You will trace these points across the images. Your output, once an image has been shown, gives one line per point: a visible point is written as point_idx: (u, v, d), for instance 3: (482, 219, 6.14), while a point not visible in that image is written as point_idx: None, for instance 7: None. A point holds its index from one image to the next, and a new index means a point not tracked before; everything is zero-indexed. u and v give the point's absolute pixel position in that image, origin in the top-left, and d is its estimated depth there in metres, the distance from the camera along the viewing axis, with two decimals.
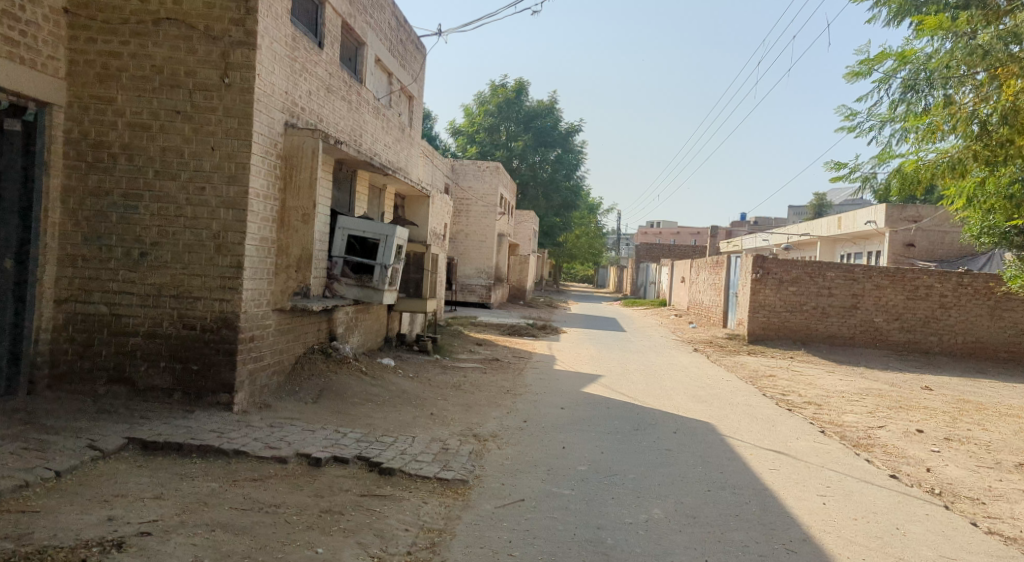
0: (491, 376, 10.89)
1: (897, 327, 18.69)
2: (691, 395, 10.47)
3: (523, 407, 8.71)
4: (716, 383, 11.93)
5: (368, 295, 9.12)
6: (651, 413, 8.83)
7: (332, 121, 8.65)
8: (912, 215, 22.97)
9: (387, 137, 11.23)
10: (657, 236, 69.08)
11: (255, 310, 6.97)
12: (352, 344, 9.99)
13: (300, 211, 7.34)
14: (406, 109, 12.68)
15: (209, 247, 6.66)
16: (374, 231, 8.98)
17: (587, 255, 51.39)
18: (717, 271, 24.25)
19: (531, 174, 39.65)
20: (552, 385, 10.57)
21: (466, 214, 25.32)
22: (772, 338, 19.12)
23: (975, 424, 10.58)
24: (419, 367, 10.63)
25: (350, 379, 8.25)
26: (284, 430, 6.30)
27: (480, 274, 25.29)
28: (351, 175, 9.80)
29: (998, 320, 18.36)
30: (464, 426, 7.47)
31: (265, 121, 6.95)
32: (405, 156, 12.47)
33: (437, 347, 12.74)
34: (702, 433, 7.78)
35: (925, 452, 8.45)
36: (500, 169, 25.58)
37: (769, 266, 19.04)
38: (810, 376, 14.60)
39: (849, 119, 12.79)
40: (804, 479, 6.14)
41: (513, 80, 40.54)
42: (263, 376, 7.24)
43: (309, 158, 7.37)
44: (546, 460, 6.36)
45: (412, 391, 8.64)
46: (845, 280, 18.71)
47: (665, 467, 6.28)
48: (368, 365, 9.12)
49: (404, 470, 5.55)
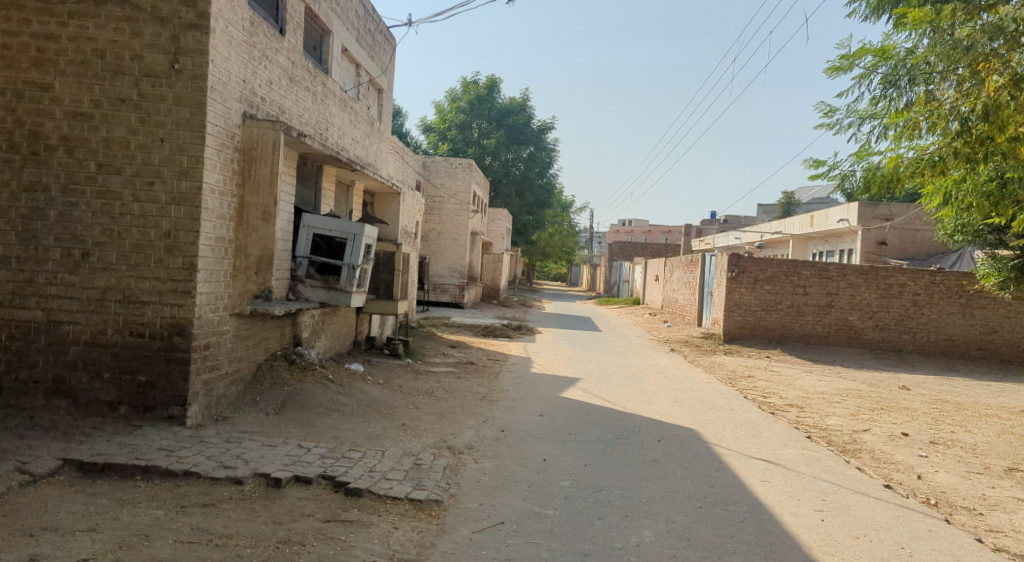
0: (465, 380, 10.46)
1: (871, 326, 18.60)
2: (672, 399, 10.14)
3: (499, 415, 8.29)
4: (695, 386, 11.61)
5: (334, 297, 8.59)
6: (633, 419, 8.48)
7: (295, 112, 8.15)
8: (884, 213, 23.00)
9: (355, 131, 10.74)
10: (629, 234, 69.09)
11: (210, 315, 6.46)
12: (318, 349, 9.50)
13: (260, 209, 6.84)
14: (375, 103, 12.18)
15: (159, 247, 6.15)
16: (340, 229, 8.48)
17: (561, 253, 51.08)
18: (692, 270, 24.08)
19: (503, 171, 39.26)
20: (528, 390, 10.16)
21: (438, 212, 24.85)
22: (748, 337, 18.94)
23: (957, 425, 10.37)
24: (389, 373, 10.14)
25: (316, 387, 7.76)
26: (241, 447, 5.81)
27: (452, 274, 24.81)
28: (317, 170, 9.29)
29: (971, 318, 18.34)
30: (437, 437, 7.02)
31: (221, 111, 6.44)
32: (375, 151, 11.97)
33: (408, 350, 12.24)
34: (688, 442, 7.44)
35: (913, 457, 8.18)
36: (473, 166, 25.14)
37: (745, 264, 18.86)
38: (788, 377, 14.37)
39: (828, 115, 12.55)
40: (799, 492, 5.82)
41: (485, 77, 40.12)
42: (220, 386, 6.74)
43: (270, 151, 6.87)
44: (526, 475, 5.97)
45: (382, 400, 8.16)
46: (820, 278, 18.59)
47: (652, 481, 5.92)
48: (335, 372, 8.64)
49: (373, 491, 5.11)
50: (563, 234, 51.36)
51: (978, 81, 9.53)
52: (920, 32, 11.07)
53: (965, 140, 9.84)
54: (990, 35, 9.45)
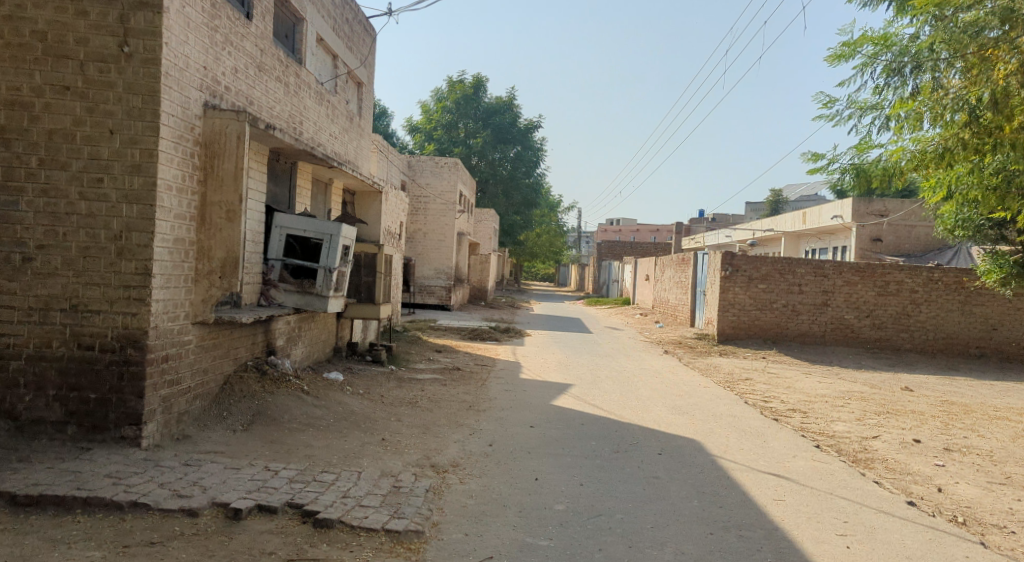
0: (451, 388, 9.88)
1: (868, 325, 18.17)
2: (669, 406, 9.61)
3: (488, 426, 7.74)
4: (693, 391, 11.09)
5: (309, 302, 8.01)
6: (630, 429, 7.95)
7: (264, 104, 7.56)
8: (878, 209, 22.61)
9: (332, 126, 10.16)
10: (618, 234, 68.76)
11: (169, 325, 5.85)
12: (295, 357, 8.91)
13: (224, 207, 6.25)
14: (355, 98, 11.59)
15: (109, 250, 5.54)
16: (314, 229, 7.89)
17: (550, 253, 50.54)
18: (683, 269, 23.61)
19: (491, 171, 38.76)
20: (518, 398, 9.61)
21: (424, 213, 24.26)
22: (743, 337, 18.46)
23: (968, 430, 9.92)
24: (371, 382, 9.54)
25: (289, 399, 7.15)
26: (201, 470, 5.21)
27: (439, 275, 24.19)
28: (291, 167, 8.69)
29: (969, 316, 17.94)
30: (421, 454, 6.46)
31: (178, 100, 5.83)
32: (354, 148, 11.40)
33: (392, 357, 11.64)
34: (691, 456, 6.91)
35: (929, 467, 7.71)
36: (459, 165, 24.61)
37: (738, 263, 18.36)
38: (787, 379, 13.89)
39: (827, 106, 12.10)
40: (818, 513, 5.33)
41: (471, 76, 39.55)
42: (182, 401, 6.13)
43: (235, 144, 6.26)
44: (518, 496, 5.42)
45: (362, 412, 7.57)
46: (815, 276, 18.16)
47: (656, 502, 5.39)
48: (312, 382, 8.05)
49: (346, 522, 4.54)
50: (552, 234, 50.84)
51: (986, 68, 9.09)
52: (923, 18, 10.62)
53: (973, 131, 9.39)
54: (999, 19, 9.00)
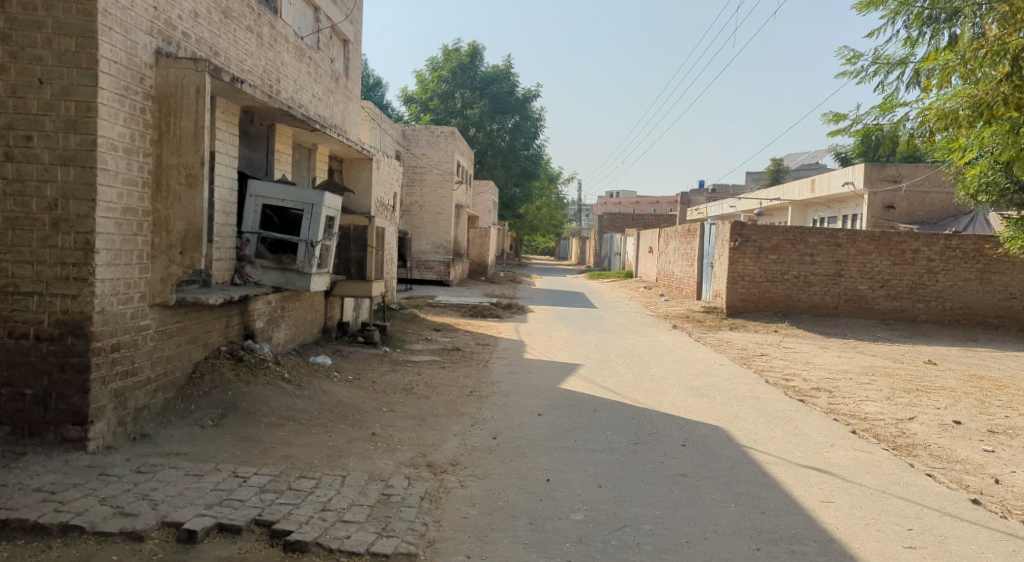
0: (450, 371, 9.12)
1: (883, 295, 17.40)
2: (686, 388, 8.87)
3: (490, 416, 6.98)
4: (708, 369, 10.34)
5: (289, 280, 7.21)
6: (647, 418, 7.20)
7: (232, 56, 6.70)
8: (892, 174, 21.71)
9: (315, 85, 9.29)
10: (618, 207, 67.77)
11: (119, 308, 5.05)
12: (277, 340, 8.14)
13: (183, 171, 5.42)
14: (341, 57, 10.70)
15: (43, 222, 4.76)
16: (292, 198, 7.09)
17: (550, 226, 49.63)
18: (689, 240, 22.78)
19: (489, 142, 37.83)
20: (522, 381, 8.85)
21: (420, 184, 23.39)
22: (753, 310, 17.69)
23: (1007, 408, 9.18)
24: (361, 366, 8.76)
25: (267, 389, 6.39)
26: (155, 478, 4.45)
27: (437, 250, 23.34)
28: (268, 129, 7.83)
29: (989, 285, 17.16)
30: (415, 451, 5.71)
31: (121, 44, 5.00)
32: (341, 111, 10.53)
33: (386, 337, 10.87)
34: (719, 448, 6.17)
35: (979, 453, 6.95)
36: (456, 135, 23.73)
37: (748, 233, 17.52)
38: (805, 354, 13.14)
39: (851, 61, 11.25)
40: (876, 520, 4.60)
41: (467, 45, 38.37)
42: (141, 395, 5.36)
43: (195, 99, 5.38)
44: (527, 503, 4.68)
45: (350, 402, 6.79)
46: (828, 246, 17.36)
47: (687, 508, 4.66)
48: (294, 368, 7.28)
49: (323, 546, 3.79)
50: (552, 207, 49.87)
51: None
52: None
53: None
54: None
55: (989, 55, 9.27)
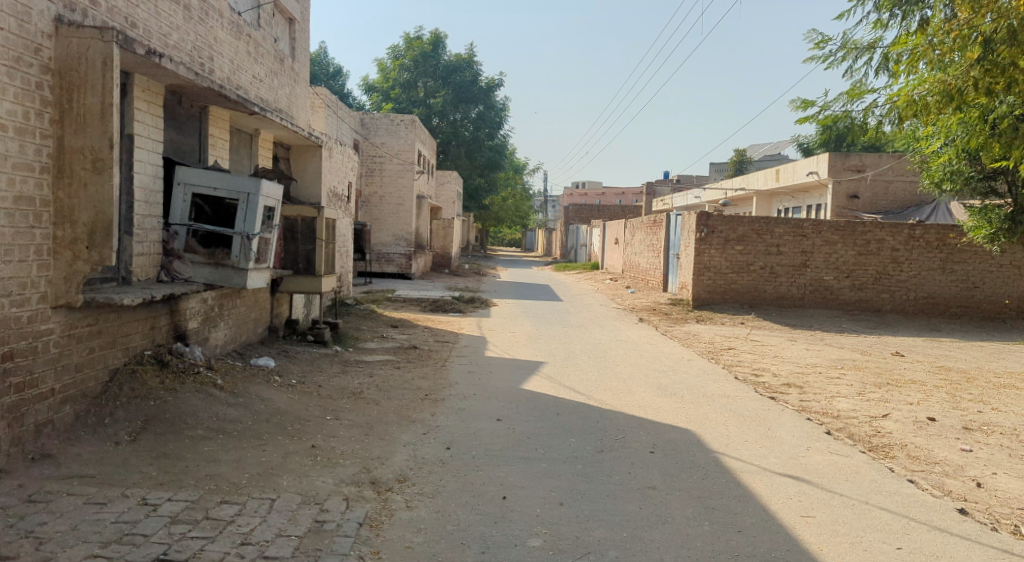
0: (403, 372, 8.57)
1: (848, 285, 17.24)
2: (654, 387, 8.45)
3: (443, 423, 6.46)
4: (675, 366, 9.95)
5: (225, 277, 6.56)
6: (612, 422, 6.75)
7: (153, 28, 6.07)
8: (856, 164, 21.64)
9: (256, 66, 8.64)
10: (583, 198, 67.59)
11: (12, 312, 4.44)
12: (214, 342, 7.52)
13: (88, 154, 4.77)
14: (286, 37, 10.04)
15: None
16: (225, 187, 6.47)
17: (515, 217, 49.06)
18: (654, 231, 22.48)
19: (452, 132, 37.13)
20: (480, 382, 8.34)
21: (380, 174, 22.69)
22: (720, 302, 17.41)
23: (980, 403, 8.90)
24: (308, 368, 8.16)
25: (196, 396, 5.78)
26: (47, 510, 3.95)
27: (398, 242, 22.67)
28: (201, 112, 7.17)
29: (951, 274, 17.11)
30: (358, 466, 5.18)
31: (8, 7, 4.36)
32: (287, 95, 9.88)
33: (338, 336, 10.25)
34: (690, 456, 5.75)
35: (957, 453, 6.61)
36: (417, 124, 23.07)
37: (714, 223, 17.22)
38: (773, 348, 12.84)
39: (819, 46, 10.94)
40: (860, 538, 4.21)
41: (429, 33, 37.60)
42: (44, 408, 4.74)
43: (101, 74, 4.73)
44: (479, 527, 4.19)
45: (290, 411, 6.20)
46: (793, 236, 17.13)
47: (655, 529, 4.23)
48: (231, 372, 6.67)
49: None
50: (518, 198, 49.32)
51: None
52: None
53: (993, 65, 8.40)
54: None
55: (958, 38, 8.97)
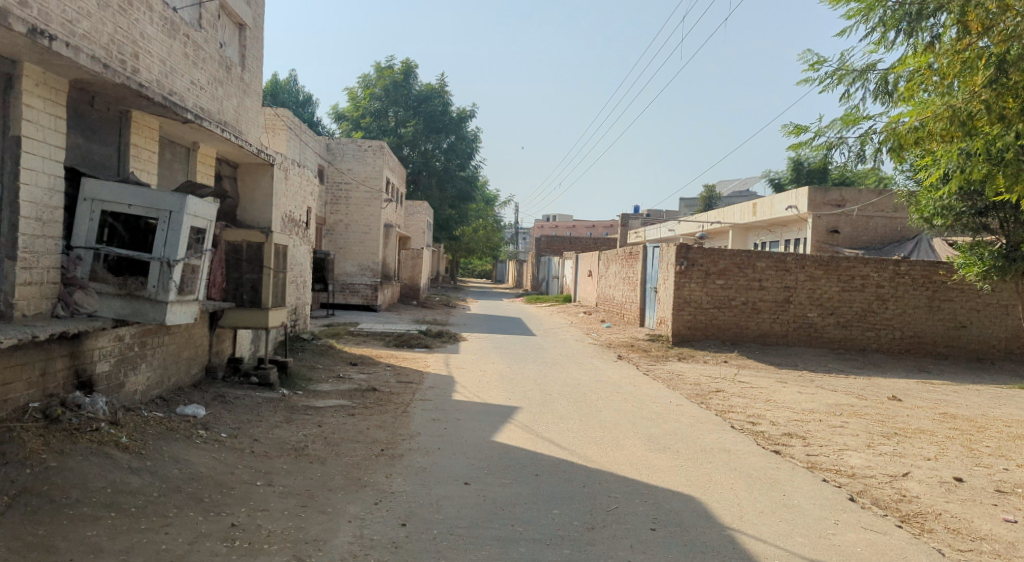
0: (358, 421, 7.46)
1: (832, 323, 16.46)
2: (644, 439, 7.44)
3: (401, 490, 5.37)
4: (663, 412, 8.96)
5: (138, 310, 5.51)
6: (597, 486, 5.73)
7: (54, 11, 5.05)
8: (836, 198, 21.05)
9: (196, 70, 7.63)
10: (554, 231, 67.15)
11: None
12: (133, 386, 6.36)
13: None
14: (234, 44, 9.02)
15: None
16: (141, 203, 5.46)
17: (487, 248, 48.15)
18: (630, 264, 21.65)
19: (424, 162, 36.20)
20: (446, 432, 7.27)
21: (346, 201, 21.64)
22: (701, 339, 16.54)
23: (1000, 458, 8.03)
24: (246, 416, 7.00)
25: (90, 459, 4.64)
26: None
27: (363, 272, 21.56)
28: (121, 117, 6.08)
29: (938, 313, 16.44)
30: (289, 556, 4.08)
31: None
32: (234, 107, 8.86)
33: (286, 376, 9.07)
34: (697, 534, 4.77)
35: (1002, 526, 5.68)
36: (386, 150, 22.16)
37: (694, 256, 16.45)
38: (763, 391, 11.91)
39: (813, 68, 10.33)
40: None
41: (400, 62, 36.85)
42: None
43: None
44: None
45: (210, 475, 5.04)
46: (776, 270, 16.36)
47: None
48: (144, 426, 5.51)
49: None
50: (490, 230, 48.46)
51: None
52: None
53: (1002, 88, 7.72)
54: None
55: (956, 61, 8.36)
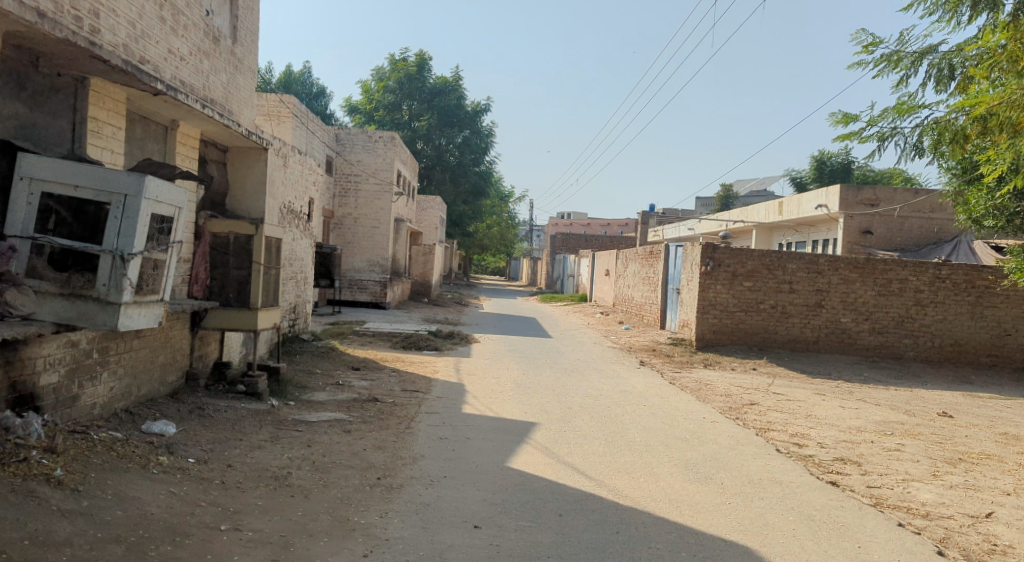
0: (353, 439, 6.52)
1: (867, 329, 15.38)
2: (680, 466, 6.46)
3: (398, 536, 4.41)
4: (696, 431, 7.97)
5: (86, 312, 4.61)
6: (631, 532, 4.75)
7: None
8: (869, 197, 19.94)
9: (177, 39, 6.70)
10: (568, 228, 66.14)
11: None
12: (92, 399, 5.47)
13: None
14: (225, 13, 8.07)
15: None
16: (91, 184, 4.56)
17: (500, 246, 47.17)
18: (651, 263, 20.61)
19: (436, 156, 35.31)
20: (451, 455, 6.31)
21: (354, 194, 20.71)
22: (727, 344, 15.51)
23: None
24: (225, 433, 6.09)
25: (7, 500, 3.73)
26: None
27: (372, 268, 20.69)
28: (77, 84, 5.15)
29: (982, 320, 15.30)
30: None
31: None
32: (223, 83, 7.94)
33: (278, 385, 8.14)
34: None
35: None
36: (397, 141, 21.09)
37: (721, 256, 15.41)
38: (801, 404, 10.89)
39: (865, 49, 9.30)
40: None
41: (414, 54, 35.89)
42: None
43: None
44: None
45: (164, 518, 4.12)
46: (809, 273, 15.29)
47: None
48: (90, 452, 4.60)
49: None
50: (503, 226, 47.48)
51: None
52: None
53: None
54: None
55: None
